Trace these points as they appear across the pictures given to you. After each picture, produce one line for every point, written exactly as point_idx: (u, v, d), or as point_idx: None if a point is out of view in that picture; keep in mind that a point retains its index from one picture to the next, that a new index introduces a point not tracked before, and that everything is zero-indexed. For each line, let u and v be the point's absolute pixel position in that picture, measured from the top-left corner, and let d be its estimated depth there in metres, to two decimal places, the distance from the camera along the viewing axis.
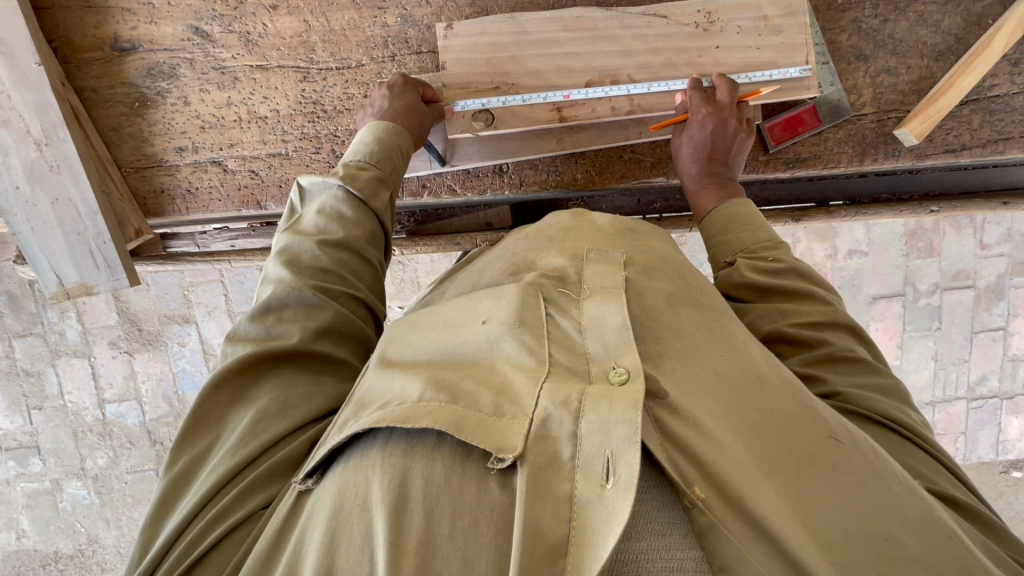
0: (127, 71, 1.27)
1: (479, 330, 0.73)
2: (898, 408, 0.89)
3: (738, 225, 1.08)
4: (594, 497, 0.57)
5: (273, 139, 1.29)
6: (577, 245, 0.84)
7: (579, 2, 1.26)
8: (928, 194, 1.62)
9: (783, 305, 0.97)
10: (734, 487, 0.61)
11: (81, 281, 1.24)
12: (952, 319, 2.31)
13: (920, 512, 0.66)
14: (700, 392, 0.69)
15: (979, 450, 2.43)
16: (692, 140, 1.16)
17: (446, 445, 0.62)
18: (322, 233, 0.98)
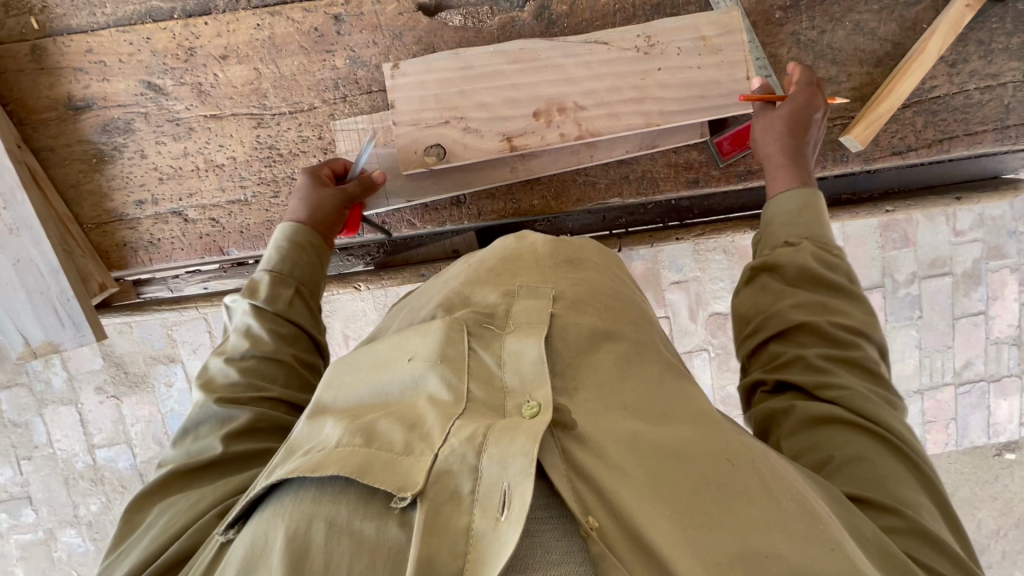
0: (82, 129, 1.29)
1: (404, 369, 0.74)
2: (898, 421, 0.89)
3: (802, 210, 1.09)
4: (488, 529, 0.57)
5: (232, 185, 1.31)
6: (510, 281, 0.87)
7: (524, 33, 1.29)
8: (887, 191, 1.65)
9: (829, 300, 0.99)
10: (626, 512, 0.62)
11: (47, 339, 1.26)
12: (932, 307, 2.33)
13: (807, 528, 0.66)
14: (606, 420, 0.71)
15: (971, 434, 2.44)
16: (787, 115, 1.16)
17: (354, 488, 0.63)
18: (234, 352, 1.02)
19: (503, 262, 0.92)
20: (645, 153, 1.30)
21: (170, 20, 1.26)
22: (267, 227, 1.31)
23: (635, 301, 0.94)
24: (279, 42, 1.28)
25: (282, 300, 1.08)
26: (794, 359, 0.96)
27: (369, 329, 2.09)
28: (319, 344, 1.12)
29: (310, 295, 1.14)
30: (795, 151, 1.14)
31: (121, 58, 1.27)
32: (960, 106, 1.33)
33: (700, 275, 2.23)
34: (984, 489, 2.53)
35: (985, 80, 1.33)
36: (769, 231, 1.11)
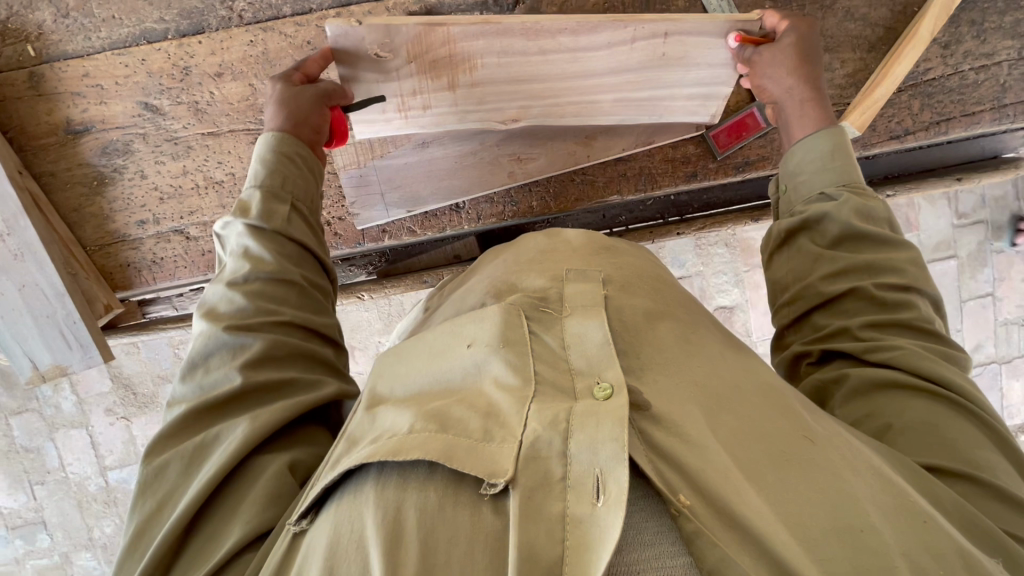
0: (82, 152, 1.30)
1: (466, 355, 0.75)
2: (958, 374, 0.87)
3: (835, 159, 1.06)
4: (586, 515, 0.56)
5: (232, 201, 1.32)
6: (556, 268, 0.90)
7: None
8: (888, 176, 1.63)
9: (873, 262, 0.96)
10: (713, 489, 0.61)
11: (55, 362, 1.26)
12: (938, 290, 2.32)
13: (896, 502, 0.65)
14: (678, 398, 0.70)
15: None
16: (791, 57, 1.09)
17: (439, 474, 0.62)
18: (234, 278, 0.95)
19: (547, 253, 0.96)
20: (643, 149, 1.31)
21: (164, 40, 1.27)
22: None
23: (673, 285, 0.98)
24: (272, 58, 1.29)
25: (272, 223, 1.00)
26: (840, 330, 0.94)
27: (377, 337, 2.10)
28: (325, 268, 1.08)
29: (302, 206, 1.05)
30: (811, 91, 1.10)
31: (117, 81, 1.28)
32: (956, 88, 1.33)
33: (703, 269, 2.24)
34: None
35: (979, 59, 1.32)
36: (798, 184, 1.09)
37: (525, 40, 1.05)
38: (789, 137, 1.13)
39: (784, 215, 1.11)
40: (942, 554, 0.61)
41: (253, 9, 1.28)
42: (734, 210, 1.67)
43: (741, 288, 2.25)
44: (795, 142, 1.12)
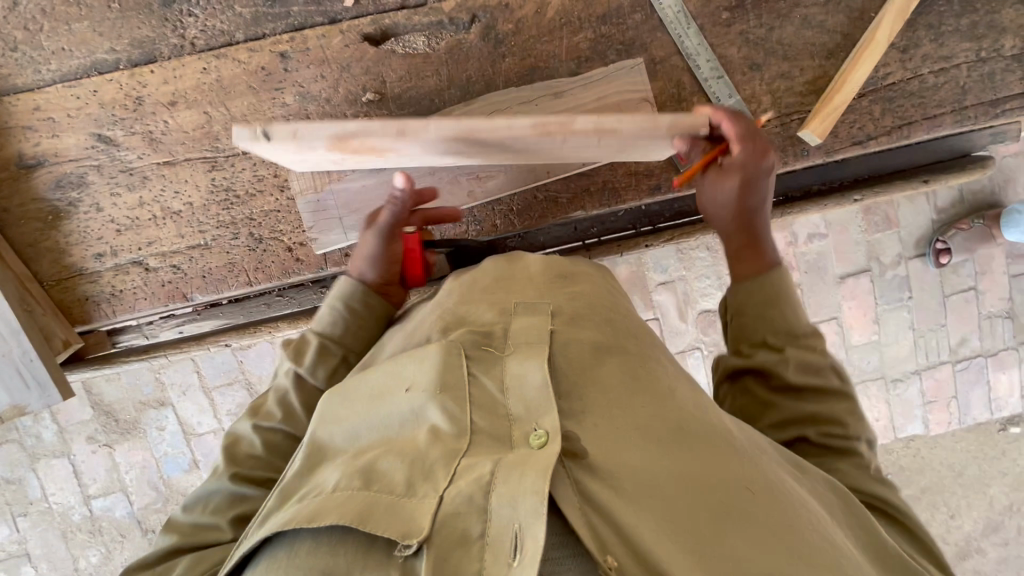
0: (36, 187, 1.28)
1: (404, 399, 0.75)
2: (881, 485, 0.99)
3: (777, 307, 1.07)
4: (501, 575, 0.55)
5: (191, 231, 1.30)
6: (505, 299, 0.92)
7: (472, 55, 1.29)
8: (858, 178, 1.63)
9: (814, 407, 1.01)
10: (643, 546, 0.62)
11: (13, 403, 1.24)
12: (921, 287, 2.31)
13: (811, 562, 0.69)
14: (618, 444, 0.73)
15: (974, 411, 2.41)
16: (734, 181, 1.10)
17: (352, 536, 0.61)
18: (269, 419, 1.02)
19: (501, 285, 0.97)
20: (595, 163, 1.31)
21: (116, 71, 1.26)
22: (231, 270, 1.30)
23: (630, 321, 0.99)
24: (226, 84, 1.27)
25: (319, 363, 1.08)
26: None
27: None
28: None
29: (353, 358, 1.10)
30: (749, 236, 1.14)
31: (69, 113, 1.26)
32: (915, 91, 1.33)
33: (686, 273, 2.24)
34: (993, 466, 2.49)
35: (938, 63, 1.32)
36: (741, 322, 1.09)
37: (448, 142, 0.99)
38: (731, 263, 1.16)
39: (728, 339, 1.11)
40: None
41: (206, 36, 1.26)
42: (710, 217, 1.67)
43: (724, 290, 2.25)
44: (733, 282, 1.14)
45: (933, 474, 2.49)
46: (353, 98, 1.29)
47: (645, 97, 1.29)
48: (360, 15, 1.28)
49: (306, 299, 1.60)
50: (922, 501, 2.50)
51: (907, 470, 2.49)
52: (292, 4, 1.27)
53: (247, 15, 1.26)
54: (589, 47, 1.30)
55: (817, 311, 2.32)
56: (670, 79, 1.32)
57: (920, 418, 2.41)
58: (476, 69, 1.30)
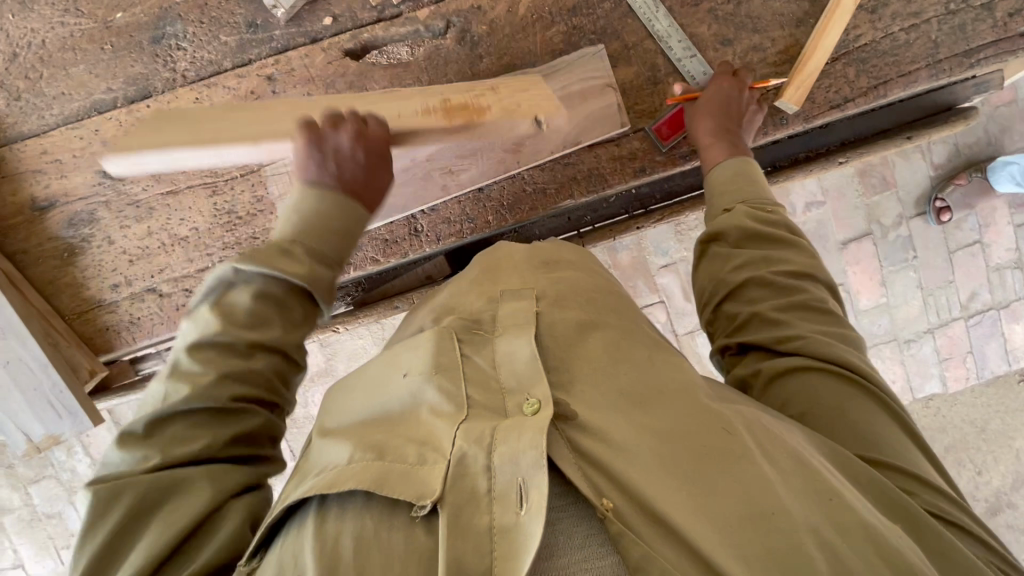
0: (50, 227, 1.34)
1: (403, 384, 0.85)
2: (853, 353, 1.01)
3: (742, 178, 1.20)
4: (511, 523, 0.66)
5: (199, 254, 1.35)
6: (491, 290, 1.02)
7: (450, 60, 1.34)
8: (844, 143, 1.65)
9: (771, 254, 1.10)
10: (632, 487, 0.71)
11: (49, 432, 1.30)
12: (924, 244, 2.30)
13: (807, 484, 0.74)
14: (601, 404, 0.81)
15: (991, 364, 2.40)
16: (710, 101, 1.25)
17: (375, 502, 0.71)
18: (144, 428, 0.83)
19: (495, 273, 1.07)
20: (570, 151, 1.35)
21: (114, 109, 1.32)
22: None
23: (614, 298, 1.07)
24: None
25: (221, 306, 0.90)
26: (750, 319, 1.07)
27: None
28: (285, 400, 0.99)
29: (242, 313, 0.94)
30: (727, 129, 1.24)
31: (74, 153, 1.33)
32: (889, 50, 1.34)
33: (687, 254, 2.26)
34: (1016, 419, 2.48)
35: (908, 20, 1.34)
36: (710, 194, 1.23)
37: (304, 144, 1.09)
38: (705, 160, 1.26)
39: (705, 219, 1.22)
40: (846, 527, 0.70)
41: (196, 67, 1.32)
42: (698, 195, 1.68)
43: None
44: (711, 166, 1.24)
45: (955, 431, 2.49)
46: None
47: (606, 82, 1.33)
48: (340, 32, 1.33)
49: None
50: (947, 459, 2.50)
51: (929, 430, 2.49)
52: (274, 28, 1.32)
53: (232, 43, 1.32)
54: (562, 40, 1.34)
55: None
56: (644, 63, 1.35)
57: (937, 376, 2.40)
58: (456, 72, 1.34)
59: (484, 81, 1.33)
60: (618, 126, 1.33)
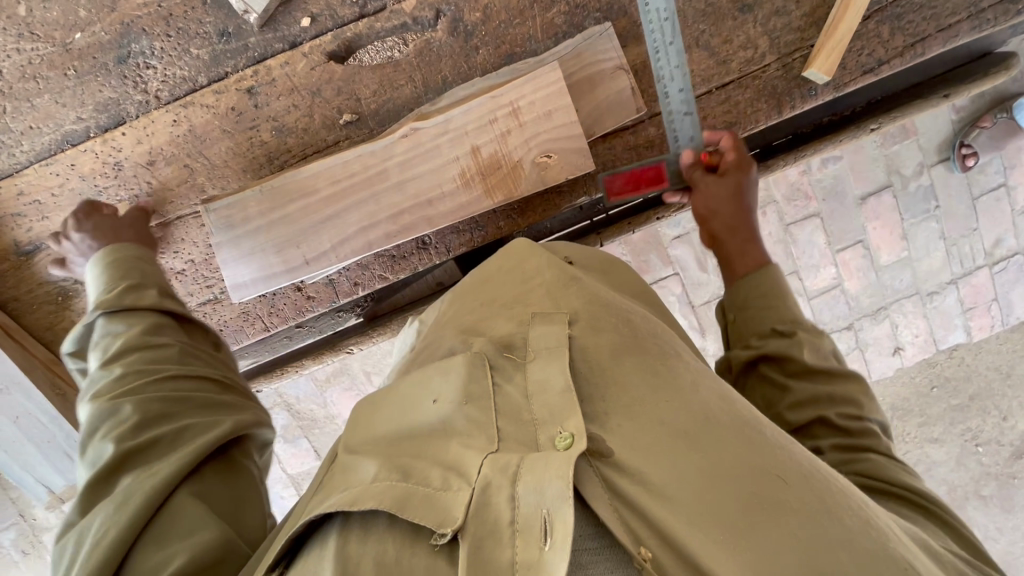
0: (39, 271, 1.27)
1: (431, 410, 0.81)
2: (909, 474, 0.92)
3: (776, 297, 1.06)
4: (535, 559, 0.63)
5: (198, 287, 1.29)
6: (522, 311, 0.96)
7: (444, 54, 1.22)
8: (870, 102, 1.54)
9: (830, 390, 0.97)
10: (676, 537, 0.70)
11: (69, 484, 1.29)
12: (948, 193, 2.19)
13: (870, 543, 0.72)
14: (645, 445, 0.79)
15: (1017, 310, 2.31)
16: (728, 189, 1.13)
17: (397, 525, 0.68)
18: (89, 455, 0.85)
19: (521, 291, 1.02)
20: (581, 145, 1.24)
21: (87, 139, 1.22)
22: (247, 321, 1.31)
23: (647, 316, 1.03)
24: (201, 132, 1.23)
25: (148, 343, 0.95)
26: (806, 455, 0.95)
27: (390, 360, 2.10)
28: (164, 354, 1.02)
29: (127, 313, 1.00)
30: (750, 233, 1.13)
31: (53, 193, 1.24)
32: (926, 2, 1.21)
33: None
34: None
35: None
36: (749, 314, 1.08)
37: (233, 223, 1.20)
38: (728, 270, 1.14)
39: (736, 341, 1.09)
40: None
41: (169, 86, 1.22)
42: None
43: None
44: (735, 278, 1.12)
45: (980, 380, 2.39)
46: (330, 123, 1.24)
47: (618, 64, 1.20)
48: (320, 33, 1.21)
49: (325, 324, 1.61)
50: (972, 408, 2.41)
51: (953, 381, 2.40)
52: (248, 35, 1.20)
53: (204, 56, 1.20)
54: (565, 21, 1.21)
55: (840, 240, 2.22)
56: None
57: (962, 328, 2.32)
58: (451, 68, 1.23)
59: (483, 77, 1.22)
60: (636, 112, 1.21)
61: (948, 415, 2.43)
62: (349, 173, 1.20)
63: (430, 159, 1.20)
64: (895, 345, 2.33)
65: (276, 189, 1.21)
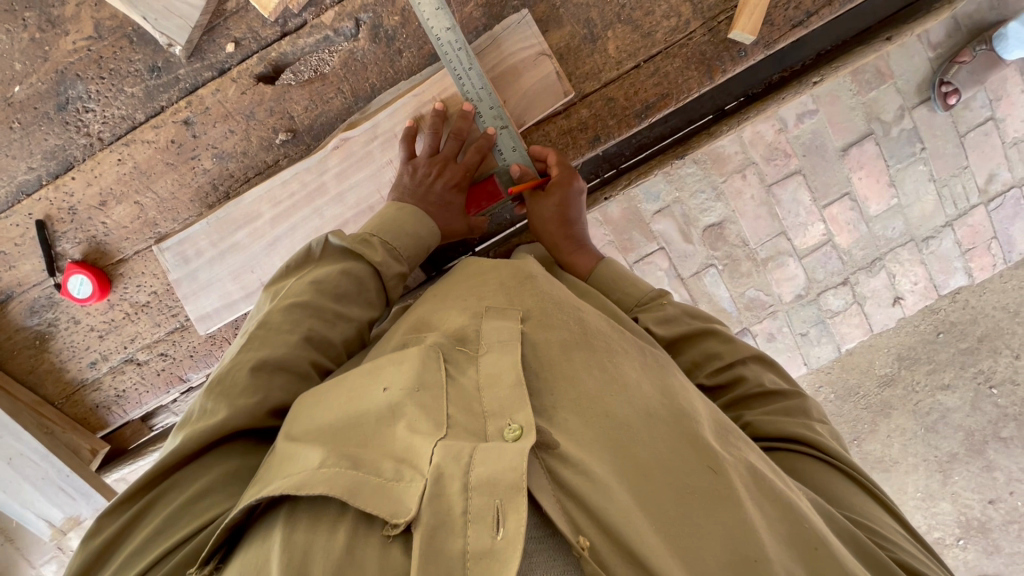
0: (14, 319, 1.33)
1: (380, 397, 0.83)
2: (816, 431, 1.01)
3: (621, 282, 1.15)
4: (486, 547, 0.65)
5: (164, 317, 1.33)
6: (475, 303, 0.97)
7: (368, 62, 1.23)
8: (820, 54, 1.51)
9: (693, 354, 1.08)
10: (616, 528, 0.72)
11: (68, 515, 1.34)
12: (932, 133, 2.04)
13: (790, 529, 0.78)
14: (586, 439, 0.80)
15: (1019, 246, 2.16)
16: (556, 202, 1.17)
17: (347, 514, 0.71)
18: (195, 412, 0.85)
19: (477, 284, 1.02)
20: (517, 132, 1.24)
21: (41, 188, 1.27)
22: (217, 345, 1.34)
23: (600, 312, 1.02)
24: (145, 168, 1.27)
25: (291, 282, 0.97)
26: None
27: None
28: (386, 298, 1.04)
29: (370, 261, 1.00)
30: (581, 237, 1.20)
31: (16, 243, 1.29)
32: None
33: (679, 195, 2.08)
34: None
35: None
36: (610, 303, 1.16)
37: (215, 250, 1.25)
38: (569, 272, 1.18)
39: None
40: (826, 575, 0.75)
41: (109, 126, 1.25)
42: (671, 144, 1.58)
43: (724, 201, 2.09)
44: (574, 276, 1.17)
45: (987, 320, 2.26)
46: (267, 143, 1.26)
47: (540, 50, 1.19)
48: (246, 57, 1.23)
49: None
50: (981, 350, 2.28)
51: (959, 324, 2.27)
52: (177, 67, 1.23)
53: (139, 93, 1.24)
54: (483, 14, 1.22)
55: (825, 194, 2.08)
56: (578, 21, 1.22)
57: (961, 271, 2.17)
58: (377, 74, 1.23)
59: (408, 79, 1.23)
60: (563, 96, 1.20)
61: (957, 359, 2.29)
62: (289, 192, 1.23)
63: (367, 167, 1.21)
64: (894, 296, 2.19)
65: (226, 218, 1.24)
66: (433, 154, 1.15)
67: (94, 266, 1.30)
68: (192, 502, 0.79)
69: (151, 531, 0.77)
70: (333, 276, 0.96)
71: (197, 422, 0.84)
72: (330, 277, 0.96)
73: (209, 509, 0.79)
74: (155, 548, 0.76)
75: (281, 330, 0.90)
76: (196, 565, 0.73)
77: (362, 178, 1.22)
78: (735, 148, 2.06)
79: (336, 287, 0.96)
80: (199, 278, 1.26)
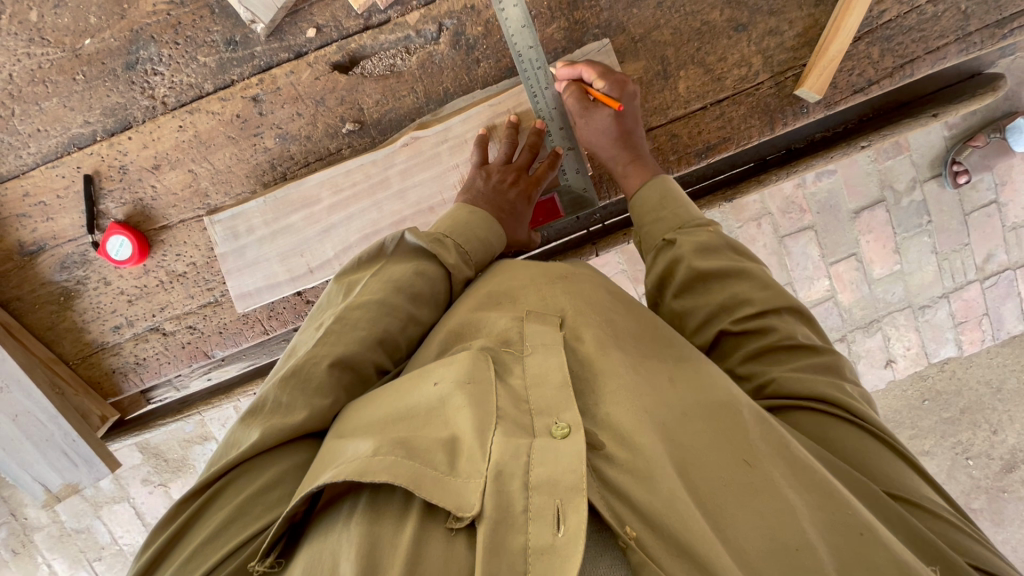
0: (42, 272, 1.29)
1: (431, 390, 0.82)
2: (847, 390, 0.96)
3: (662, 207, 1.10)
4: (547, 544, 0.64)
5: (199, 290, 1.30)
6: (518, 305, 0.95)
7: (445, 67, 1.24)
8: (862, 117, 1.58)
9: (729, 287, 1.01)
10: (659, 520, 0.72)
11: (67, 482, 1.28)
12: (940, 209, 2.12)
13: (831, 517, 0.76)
14: (625, 432, 0.79)
15: (1006, 325, 2.25)
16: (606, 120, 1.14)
17: (412, 509, 0.71)
18: (259, 401, 0.85)
19: (513, 284, 0.99)
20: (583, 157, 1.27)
21: (94, 143, 1.25)
22: (245, 325, 1.31)
23: (634, 311, 0.99)
24: (205, 139, 1.26)
25: (364, 277, 0.98)
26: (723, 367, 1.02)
27: None
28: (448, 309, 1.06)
29: (444, 265, 1.01)
30: (630, 155, 1.16)
31: (57, 194, 1.26)
32: (915, 25, 1.24)
33: None
34: None
35: None
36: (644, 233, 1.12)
37: (265, 229, 1.24)
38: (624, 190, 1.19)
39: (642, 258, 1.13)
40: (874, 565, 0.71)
41: (175, 92, 1.24)
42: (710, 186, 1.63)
43: None
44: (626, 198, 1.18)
45: (971, 393, 2.32)
46: (332, 131, 1.26)
47: None
48: (325, 44, 1.23)
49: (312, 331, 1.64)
50: (963, 421, 2.34)
51: (945, 394, 2.33)
52: (255, 44, 1.23)
53: (211, 64, 1.23)
54: (565, 37, 1.24)
55: (834, 253, 2.16)
56: (653, 57, 1.26)
57: (952, 341, 2.25)
58: (452, 79, 1.25)
59: (484, 89, 1.25)
60: None
61: (938, 428, 2.35)
62: (351, 182, 1.23)
63: (433, 169, 1.23)
64: (887, 358, 2.26)
65: (284, 199, 1.23)
66: (505, 160, 1.17)
67: (135, 229, 1.27)
68: (254, 499, 0.78)
69: (211, 530, 0.76)
70: (408, 275, 0.98)
71: (271, 415, 0.83)
72: (405, 276, 0.97)
73: (274, 505, 0.79)
74: (218, 543, 0.76)
75: (353, 326, 0.90)
76: (257, 558, 0.73)
77: (427, 179, 1.23)
78: (756, 198, 2.13)
79: (411, 287, 0.97)
80: (245, 253, 1.26)
